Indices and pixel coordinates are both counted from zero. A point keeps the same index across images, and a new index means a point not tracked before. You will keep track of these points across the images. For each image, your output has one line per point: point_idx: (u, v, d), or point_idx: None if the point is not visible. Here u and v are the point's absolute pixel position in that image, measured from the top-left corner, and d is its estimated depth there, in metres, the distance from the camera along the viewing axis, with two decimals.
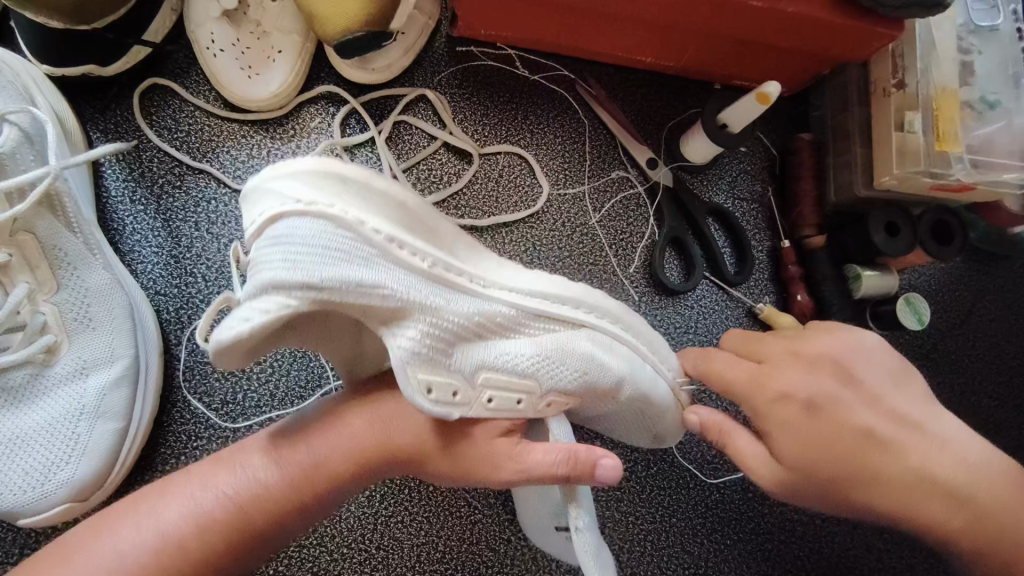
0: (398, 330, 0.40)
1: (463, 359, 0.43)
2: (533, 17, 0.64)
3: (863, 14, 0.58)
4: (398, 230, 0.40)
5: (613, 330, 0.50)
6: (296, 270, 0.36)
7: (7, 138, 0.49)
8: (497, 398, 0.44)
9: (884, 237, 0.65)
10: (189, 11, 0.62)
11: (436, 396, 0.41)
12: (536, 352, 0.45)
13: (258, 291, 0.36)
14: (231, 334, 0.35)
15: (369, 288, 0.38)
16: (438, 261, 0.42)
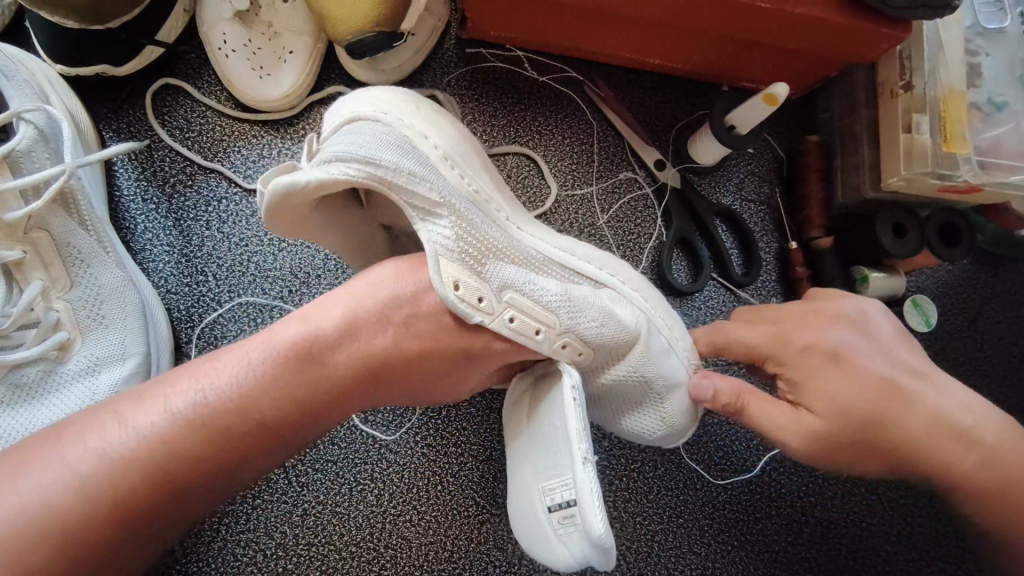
0: (432, 224, 0.46)
1: (495, 273, 0.47)
2: (541, 19, 0.65)
3: (870, 16, 0.59)
4: (452, 154, 0.49)
5: (629, 294, 0.52)
6: (359, 150, 0.45)
7: (22, 137, 0.50)
8: (520, 319, 0.46)
9: (891, 238, 0.65)
10: (202, 12, 0.62)
11: (462, 292, 0.44)
12: (560, 291, 0.49)
13: (326, 161, 0.45)
14: (290, 180, 0.42)
15: (419, 178, 0.46)
16: (480, 191, 0.50)
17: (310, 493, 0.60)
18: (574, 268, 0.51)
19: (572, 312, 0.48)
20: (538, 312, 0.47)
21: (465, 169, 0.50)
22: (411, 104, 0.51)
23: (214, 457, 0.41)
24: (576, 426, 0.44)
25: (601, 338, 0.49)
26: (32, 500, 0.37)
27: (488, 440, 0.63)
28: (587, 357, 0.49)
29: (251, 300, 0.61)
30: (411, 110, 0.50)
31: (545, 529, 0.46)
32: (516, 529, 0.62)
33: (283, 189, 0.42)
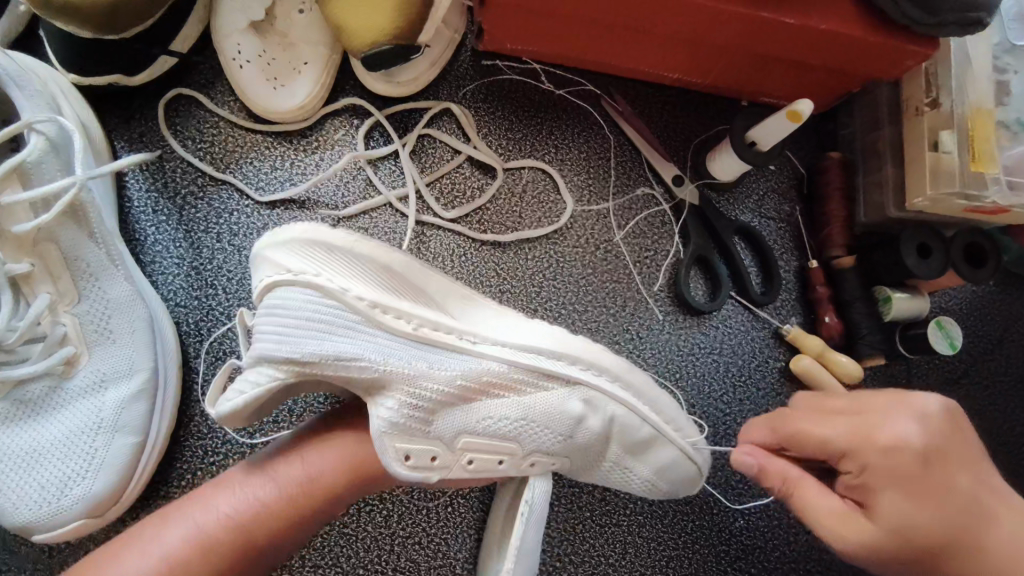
0: (381, 400, 0.46)
1: (446, 426, 0.48)
2: (559, 31, 0.63)
3: (897, 32, 0.57)
4: (381, 296, 0.47)
5: (607, 392, 0.52)
6: (280, 346, 0.44)
7: (32, 148, 0.49)
8: (478, 458, 0.49)
9: (916, 259, 0.63)
10: (216, 22, 0.62)
11: (413, 463, 0.46)
12: (517, 414, 0.49)
13: (252, 363, 0.45)
14: (230, 406, 0.44)
15: (349, 359, 0.45)
16: (424, 322, 0.48)
17: None
18: (535, 366, 0.50)
19: (533, 434, 0.50)
20: (498, 447, 0.49)
21: (402, 306, 0.48)
22: (322, 246, 0.47)
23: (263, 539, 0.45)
24: (516, 543, 0.49)
25: (571, 444, 0.51)
26: None
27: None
28: (561, 465, 0.53)
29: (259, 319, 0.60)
30: (325, 257, 0.47)
31: None
32: None
33: (228, 414, 0.44)
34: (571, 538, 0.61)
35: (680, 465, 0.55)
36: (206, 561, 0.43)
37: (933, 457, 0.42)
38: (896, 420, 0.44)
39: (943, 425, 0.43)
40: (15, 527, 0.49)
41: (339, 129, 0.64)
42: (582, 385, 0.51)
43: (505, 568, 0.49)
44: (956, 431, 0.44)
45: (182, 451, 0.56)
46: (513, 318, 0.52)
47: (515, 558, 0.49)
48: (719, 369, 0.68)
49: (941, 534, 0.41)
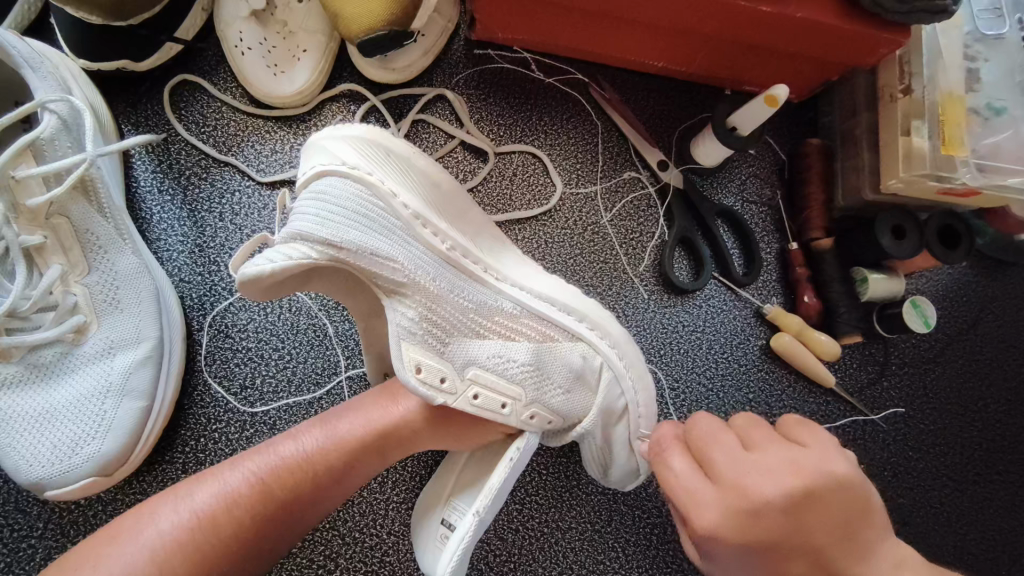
0: (398, 306, 0.48)
1: (458, 352, 0.51)
2: (548, 21, 0.66)
3: (870, 21, 0.60)
4: (423, 211, 0.51)
5: (605, 351, 0.56)
6: (324, 227, 0.46)
7: (45, 126, 0.52)
8: (483, 395, 0.50)
9: (890, 240, 0.66)
10: (219, 11, 0.64)
11: (423, 376, 0.48)
12: (527, 359, 0.53)
13: (287, 240, 0.46)
14: (256, 270, 0.43)
15: (384, 258, 0.48)
16: (456, 247, 0.53)
17: None
18: (547, 314, 0.55)
19: (538, 383, 0.52)
20: (504, 387, 0.51)
21: (439, 226, 0.52)
22: (380, 150, 0.51)
23: (288, 500, 0.47)
24: (494, 483, 0.48)
25: (568, 404, 0.54)
26: (142, 544, 0.42)
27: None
28: (555, 425, 0.54)
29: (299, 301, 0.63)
30: (381, 161, 0.51)
31: (429, 544, 0.53)
32: (517, 518, 0.63)
33: (252, 277, 0.44)
34: (557, 505, 0.64)
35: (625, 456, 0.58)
36: (240, 515, 0.45)
37: (757, 551, 0.39)
38: (713, 507, 0.40)
39: (773, 520, 0.38)
40: (29, 484, 0.51)
41: (336, 114, 0.67)
42: (586, 341, 0.56)
43: (477, 507, 0.47)
44: (790, 522, 0.38)
45: (186, 418, 0.59)
46: (529, 267, 0.58)
47: (491, 499, 0.48)
48: (701, 347, 0.70)
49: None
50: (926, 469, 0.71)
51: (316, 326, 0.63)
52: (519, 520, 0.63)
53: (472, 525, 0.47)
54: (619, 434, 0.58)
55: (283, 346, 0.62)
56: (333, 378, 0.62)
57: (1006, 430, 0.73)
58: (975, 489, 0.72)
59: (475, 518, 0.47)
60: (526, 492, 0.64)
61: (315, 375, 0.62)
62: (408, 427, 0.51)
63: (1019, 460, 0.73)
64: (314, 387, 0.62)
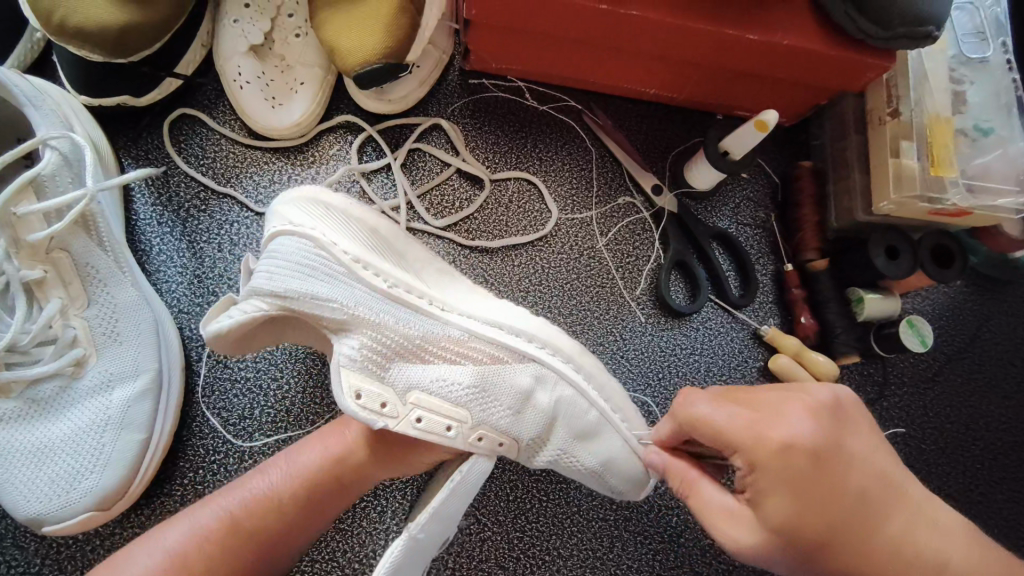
0: (345, 340, 0.50)
1: (400, 376, 0.50)
2: (541, 51, 0.68)
3: (856, 46, 0.61)
4: (364, 252, 0.52)
5: (559, 368, 0.55)
6: (270, 281, 0.49)
7: (47, 162, 0.52)
8: (427, 418, 0.49)
9: (884, 259, 0.66)
10: (218, 46, 0.66)
11: (362, 402, 0.47)
12: (471, 381, 0.52)
13: (247, 295, 0.50)
14: (216, 328, 0.49)
15: (323, 300, 0.49)
16: (398, 283, 0.52)
17: None
18: (491, 338, 0.53)
19: (482, 403, 0.51)
20: (445, 408, 0.50)
21: (381, 265, 0.52)
22: (322, 205, 0.53)
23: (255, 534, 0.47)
24: (434, 504, 0.48)
25: (518, 424, 0.53)
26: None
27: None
28: (507, 446, 0.53)
29: None
30: (325, 211, 0.52)
31: None
32: (517, 546, 0.63)
33: (215, 335, 0.49)
34: (558, 532, 0.64)
35: (620, 466, 0.56)
36: (207, 554, 0.45)
37: (825, 454, 0.43)
38: (787, 420, 0.44)
39: (829, 419, 0.44)
40: (27, 520, 0.51)
41: (333, 144, 0.68)
42: (538, 362, 0.54)
43: (412, 524, 0.47)
44: (841, 424, 0.45)
45: (184, 450, 0.59)
46: (486, 298, 0.57)
47: (427, 517, 0.47)
48: (700, 370, 0.71)
49: (821, 533, 0.42)
50: (930, 490, 0.71)
51: (315, 356, 0.63)
52: (520, 549, 0.63)
53: (404, 544, 0.46)
54: (612, 445, 0.56)
55: (280, 376, 0.62)
56: (331, 408, 0.62)
57: (1007, 448, 0.73)
58: (979, 507, 0.71)
59: (408, 536, 0.46)
60: (526, 520, 0.63)
61: (314, 404, 0.62)
62: (359, 452, 0.51)
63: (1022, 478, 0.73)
64: (311, 416, 0.62)
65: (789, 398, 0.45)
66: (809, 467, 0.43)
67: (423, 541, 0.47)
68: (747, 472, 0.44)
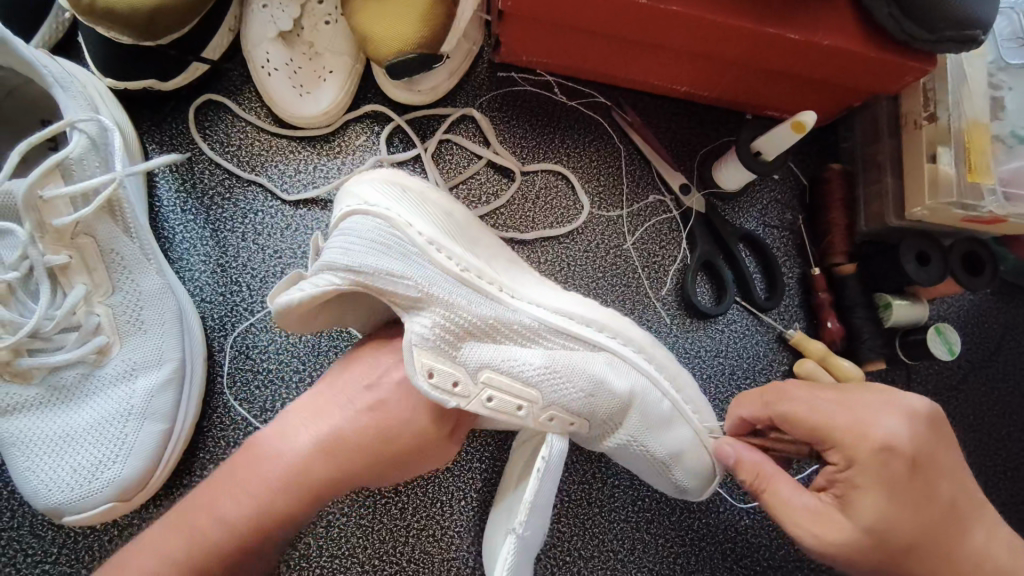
0: (415, 317, 0.48)
1: (472, 354, 0.49)
2: (574, 44, 0.66)
3: (898, 49, 0.60)
4: (438, 236, 0.51)
5: (632, 360, 0.55)
6: (345, 256, 0.47)
7: (75, 145, 0.51)
8: (497, 398, 0.49)
9: (915, 265, 0.65)
10: (246, 31, 0.64)
11: (435, 381, 0.47)
12: (542, 363, 0.51)
13: (319, 270, 0.48)
14: (290, 301, 0.47)
15: (398, 276, 0.47)
16: (470, 269, 0.52)
17: (336, 505, 0.60)
18: (564, 330, 0.53)
19: (557, 386, 0.50)
20: (517, 390, 0.49)
21: (454, 250, 0.51)
22: (398, 188, 0.53)
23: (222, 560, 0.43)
24: (529, 497, 0.49)
25: (592, 407, 0.52)
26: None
27: (494, 459, 0.62)
28: (579, 426, 0.52)
29: None
30: (398, 195, 0.52)
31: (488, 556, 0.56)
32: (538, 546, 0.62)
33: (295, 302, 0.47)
34: (579, 533, 0.63)
35: (692, 459, 0.56)
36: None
37: (920, 462, 0.46)
38: (891, 424, 0.47)
39: (927, 430, 0.47)
40: (47, 509, 0.50)
41: (360, 135, 0.67)
42: (608, 351, 0.54)
43: (516, 529, 0.49)
44: (938, 437, 0.47)
45: (205, 441, 0.58)
46: (549, 290, 0.57)
47: (528, 515, 0.49)
48: (724, 372, 0.70)
49: (911, 537, 0.46)
50: None
51: (337, 349, 0.62)
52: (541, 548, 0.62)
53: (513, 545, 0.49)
54: (682, 435, 0.56)
55: (302, 367, 0.61)
56: None
57: None
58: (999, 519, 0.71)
59: (517, 540, 0.49)
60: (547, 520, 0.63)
61: None
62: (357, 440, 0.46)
63: None
64: None
65: (885, 403, 0.48)
66: (908, 474, 0.46)
67: (531, 536, 0.50)
68: (843, 468, 0.47)
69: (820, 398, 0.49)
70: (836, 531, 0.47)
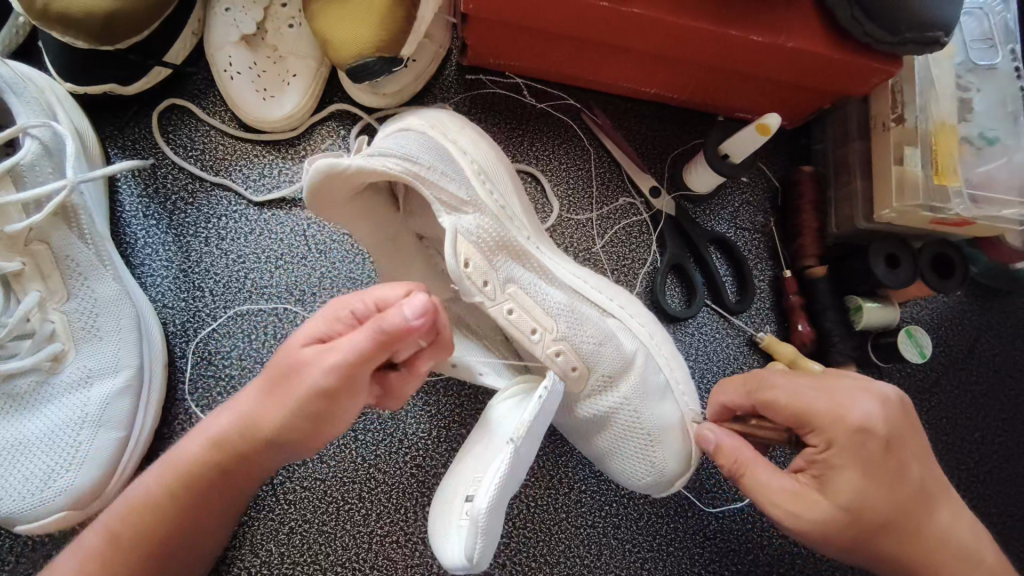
0: (460, 219, 0.51)
1: (504, 269, 0.52)
2: (540, 47, 0.66)
3: (863, 51, 0.59)
4: (486, 169, 0.55)
5: (631, 329, 0.56)
6: (403, 148, 0.51)
7: (26, 151, 0.51)
8: (517, 313, 0.51)
9: (884, 269, 0.65)
10: (209, 34, 0.64)
11: (468, 273, 0.49)
12: (566, 302, 0.54)
13: (375, 151, 0.50)
14: (334, 160, 0.46)
15: (447, 178, 0.51)
16: (510, 208, 0.56)
17: (299, 511, 0.59)
18: (578, 289, 0.56)
19: (572, 323, 0.53)
20: (538, 311, 0.52)
21: (499, 187, 0.55)
22: (456, 123, 0.58)
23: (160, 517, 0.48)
24: (526, 419, 0.44)
25: (599, 355, 0.54)
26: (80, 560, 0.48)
27: None
28: (580, 373, 0.53)
29: (282, 325, 0.62)
30: (457, 127, 0.57)
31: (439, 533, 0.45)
32: (503, 553, 0.62)
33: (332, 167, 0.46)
34: (546, 539, 0.62)
35: (673, 440, 0.54)
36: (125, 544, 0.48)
37: (892, 445, 0.46)
38: (867, 405, 0.46)
39: (898, 411, 0.47)
40: None
41: (326, 138, 0.66)
42: (616, 318, 0.56)
43: (513, 438, 0.43)
44: (908, 419, 0.48)
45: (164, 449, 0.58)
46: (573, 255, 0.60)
47: (526, 430, 0.44)
48: (693, 376, 0.69)
49: (884, 514, 0.46)
50: None
51: None
52: (506, 555, 0.62)
53: (509, 455, 0.42)
54: (670, 414, 0.55)
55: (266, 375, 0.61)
56: None
57: (1003, 462, 0.72)
58: None
59: (513, 448, 0.42)
60: (513, 525, 0.62)
61: None
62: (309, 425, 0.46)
63: (1017, 493, 0.72)
64: None
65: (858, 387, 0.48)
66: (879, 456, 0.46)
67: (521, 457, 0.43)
68: (820, 449, 0.47)
69: (798, 383, 0.49)
70: (810, 511, 0.47)
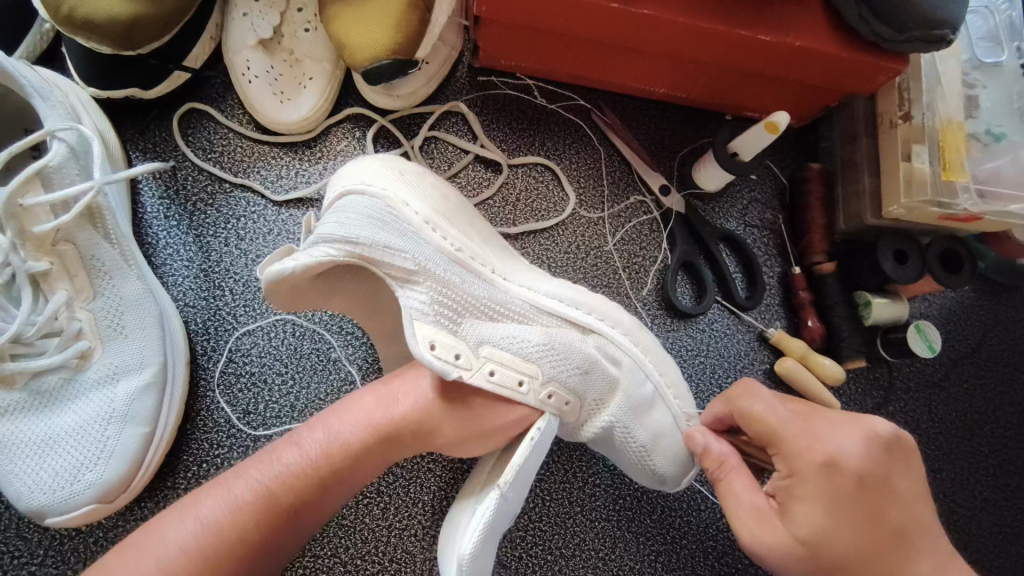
0: (410, 291, 0.50)
1: (471, 331, 0.50)
2: (550, 48, 0.67)
3: (870, 49, 0.60)
4: (434, 217, 0.52)
5: (616, 338, 0.55)
6: (342, 229, 0.49)
7: (54, 154, 0.52)
8: (500, 372, 0.49)
9: (893, 264, 0.66)
10: (226, 38, 0.65)
11: (437, 352, 0.47)
12: (541, 340, 0.52)
13: (315, 242, 0.49)
14: (280, 269, 0.47)
15: (395, 250, 0.49)
16: (465, 249, 0.53)
17: None
18: (550, 312, 0.54)
19: (555, 361, 0.51)
20: (516, 363, 0.50)
21: (447, 229, 0.52)
22: (395, 170, 0.54)
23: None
24: (516, 462, 0.47)
25: (585, 386, 0.52)
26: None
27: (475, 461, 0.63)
28: (572, 408, 0.52)
29: (298, 324, 0.63)
30: (394, 177, 0.53)
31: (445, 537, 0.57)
32: (519, 546, 0.63)
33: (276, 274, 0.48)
34: (561, 532, 0.63)
35: (669, 444, 0.56)
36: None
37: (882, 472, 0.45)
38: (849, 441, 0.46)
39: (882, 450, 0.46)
40: (29, 511, 0.51)
41: (342, 139, 0.68)
42: (597, 332, 0.54)
43: (500, 484, 0.46)
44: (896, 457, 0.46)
45: (188, 444, 0.59)
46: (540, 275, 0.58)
47: (512, 477, 0.46)
48: (705, 372, 0.70)
49: (874, 544, 0.44)
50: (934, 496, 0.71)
51: (319, 351, 0.63)
52: (522, 548, 0.63)
53: (494, 501, 0.45)
54: (662, 420, 0.56)
55: (286, 372, 0.62)
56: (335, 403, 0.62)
57: (1013, 455, 0.73)
58: (982, 515, 0.71)
59: (498, 497, 0.45)
60: (528, 520, 0.63)
61: (318, 400, 0.62)
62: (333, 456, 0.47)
63: None
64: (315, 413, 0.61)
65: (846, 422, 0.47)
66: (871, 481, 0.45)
67: (509, 502, 0.47)
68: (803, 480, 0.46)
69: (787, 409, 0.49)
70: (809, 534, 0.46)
